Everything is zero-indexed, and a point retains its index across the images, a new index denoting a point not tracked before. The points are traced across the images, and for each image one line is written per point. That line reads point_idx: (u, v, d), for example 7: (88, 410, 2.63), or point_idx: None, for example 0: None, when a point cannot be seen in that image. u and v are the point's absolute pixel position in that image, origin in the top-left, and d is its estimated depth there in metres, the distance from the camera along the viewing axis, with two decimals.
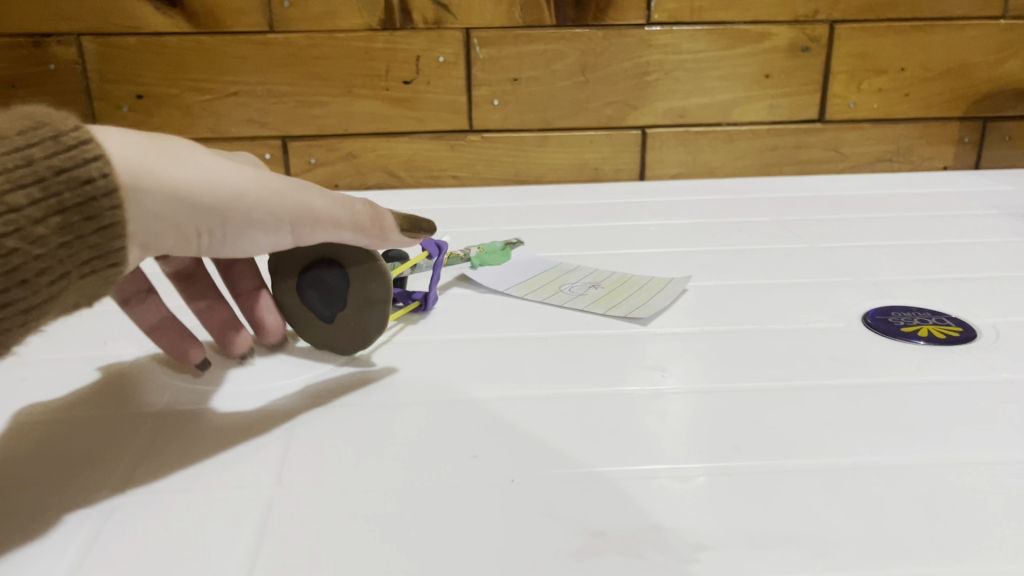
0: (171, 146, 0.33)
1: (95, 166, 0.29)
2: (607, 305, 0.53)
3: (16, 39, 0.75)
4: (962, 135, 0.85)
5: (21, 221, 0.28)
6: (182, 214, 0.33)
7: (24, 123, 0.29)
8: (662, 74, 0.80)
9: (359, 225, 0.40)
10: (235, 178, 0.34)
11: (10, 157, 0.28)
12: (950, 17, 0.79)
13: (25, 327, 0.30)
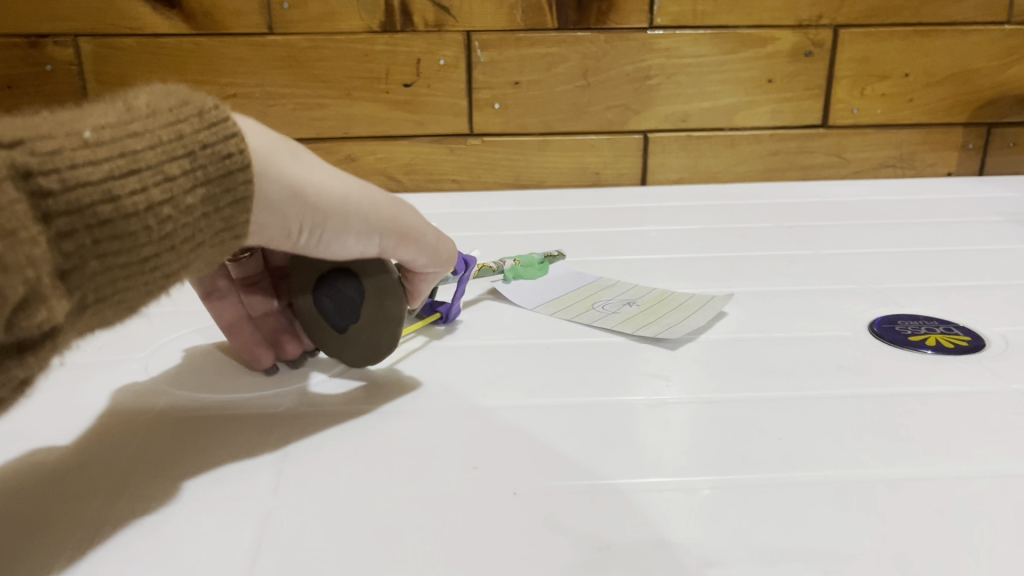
0: (289, 144, 0.33)
1: (234, 141, 0.29)
2: (636, 326, 0.51)
3: (12, 39, 0.74)
4: (966, 141, 0.84)
5: (178, 188, 0.27)
6: (296, 211, 0.32)
7: (172, 99, 0.29)
8: (664, 78, 0.80)
9: (432, 250, 0.41)
10: (345, 182, 0.34)
11: (168, 128, 0.28)
12: (954, 23, 0.79)
13: (155, 294, 0.29)
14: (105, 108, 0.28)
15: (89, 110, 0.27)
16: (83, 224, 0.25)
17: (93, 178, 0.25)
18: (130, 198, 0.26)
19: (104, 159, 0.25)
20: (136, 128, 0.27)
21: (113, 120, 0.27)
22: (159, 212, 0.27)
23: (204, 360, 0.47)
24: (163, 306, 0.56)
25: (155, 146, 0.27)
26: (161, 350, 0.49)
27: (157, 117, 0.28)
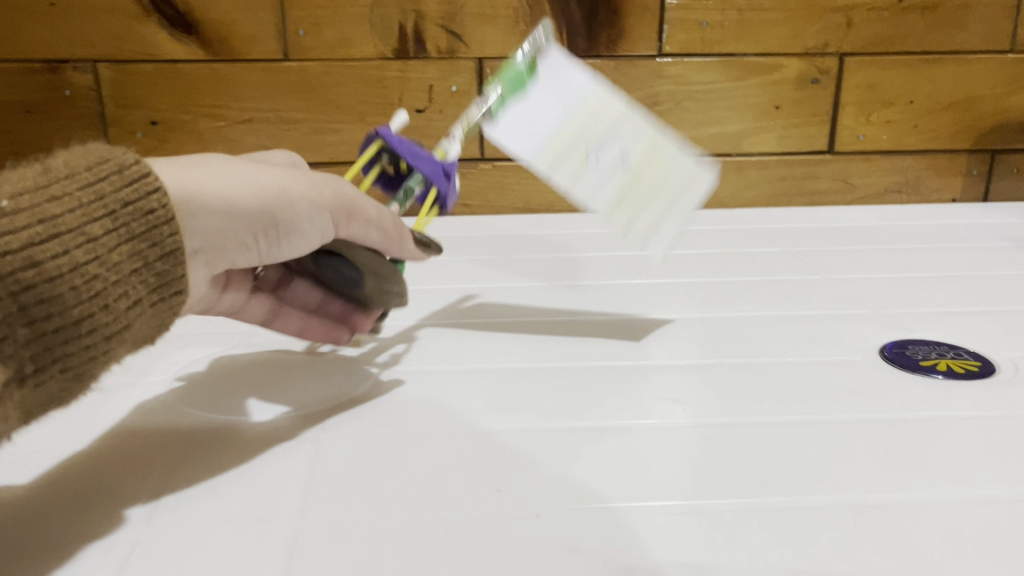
0: (220, 164, 0.39)
1: (156, 197, 0.34)
2: (636, 207, 0.49)
3: (32, 65, 0.75)
4: (970, 167, 0.85)
5: (100, 246, 0.32)
6: (232, 225, 0.38)
7: (93, 160, 0.34)
8: (673, 104, 0.81)
9: (383, 218, 0.44)
10: (275, 184, 0.39)
11: (87, 191, 0.33)
12: (958, 51, 0.80)
13: (103, 357, 0.34)
14: (31, 174, 0.32)
15: (13, 177, 0.32)
16: (9, 289, 0.29)
17: (15, 244, 0.29)
18: (51, 260, 0.31)
19: (25, 225, 0.30)
20: (57, 193, 0.32)
21: (35, 186, 0.32)
22: (83, 270, 0.32)
23: (224, 382, 0.48)
24: (182, 330, 0.56)
25: (77, 208, 0.32)
26: (181, 372, 0.49)
27: (77, 179, 0.33)
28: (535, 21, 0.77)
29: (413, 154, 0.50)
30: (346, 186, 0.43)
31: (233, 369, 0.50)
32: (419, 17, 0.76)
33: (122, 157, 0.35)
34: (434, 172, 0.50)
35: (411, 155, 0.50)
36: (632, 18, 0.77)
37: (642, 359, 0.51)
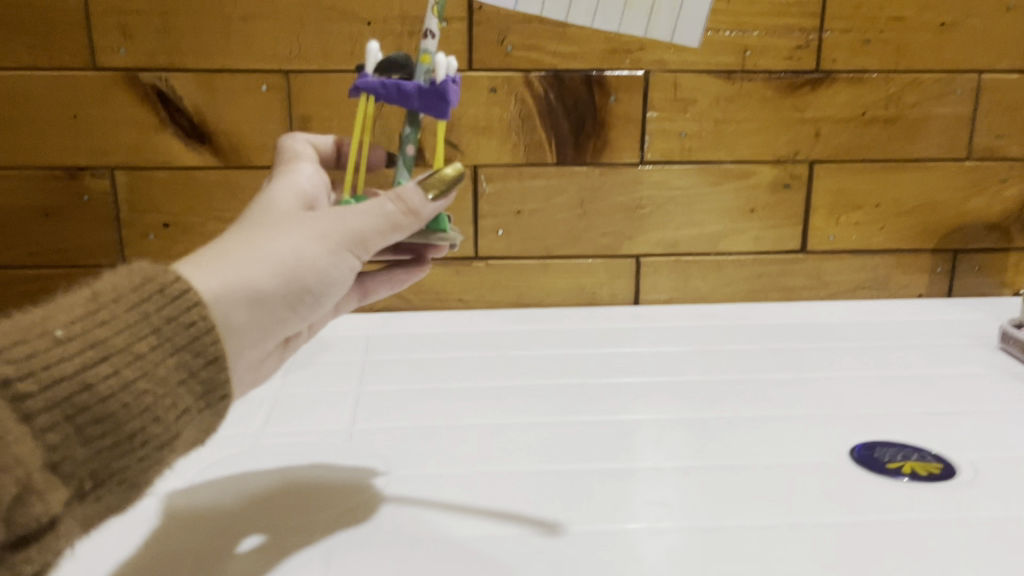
0: (239, 249, 0.43)
1: (195, 309, 0.40)
2: (644, 9, 0.53)
3: (53, 171, 0.80)
4: (935, 265, 0.90)
5: (147, 361, 0.38)
6: (263, 308, 0.43)
7: (137, 279, 0.39)
8: (655, 207, 0.86)
9: (399, 217, 0.47)
10: (291, 256, 0.44)
11: (133, 311, 0.38)
12: (918, 159, 0.86)
13: (158, 462, 0.38)
14: (82, 300, 0.38)
15: (66, 303, 0.38)
16: (65, 412, 0.35)
17: (68, 372, 0.35)
18: (103, 381, 0.36)
19: (77, 352, 0.36)
20: (106, 317, 0.37)
21: (86, 312, 0.37)
22: (133, 386, 0.37)
23: (241, 491, 0.52)
24: None
25: (124, 329, 0.37)
26: (200, 480, 0.53)
27: (124, 301, 0.38)
28: (526, 132, 0.83)
29: (396, 96, 0.49)
30: (355, 212, 0.46)
31: (248, 476, 0.53)
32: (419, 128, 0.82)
33: (162, 275, 0.40)
34: (423, 101, 0.49)
35: (394, 100, 0.49)
36: (617, 129, 0.83)
37: (632, 461, 0.54)
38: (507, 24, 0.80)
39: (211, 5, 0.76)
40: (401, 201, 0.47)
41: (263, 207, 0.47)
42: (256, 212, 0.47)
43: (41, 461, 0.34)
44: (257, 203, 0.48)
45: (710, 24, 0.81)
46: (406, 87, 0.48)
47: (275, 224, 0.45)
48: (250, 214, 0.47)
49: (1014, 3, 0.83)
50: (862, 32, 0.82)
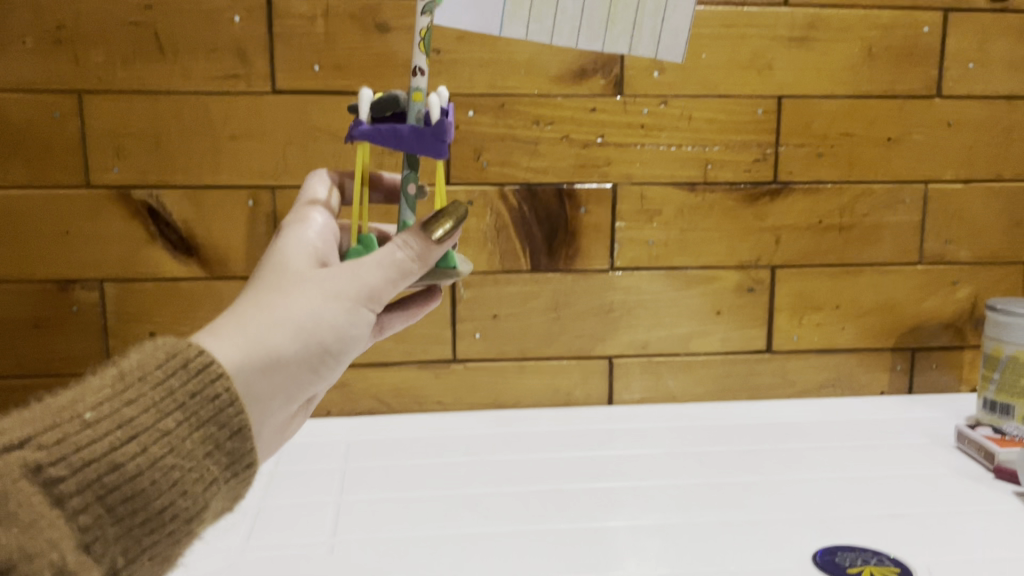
0: (256, 318, 0.47)
1: (218, 381, 0.44)
2: (626, 27, 0.54)
3: (44, 284, 0.82)
4: (894, 362, 0.94)
5: (173, 437, 0.41)
6: (285, 373, 0.47)
7: (162, 356, 0.43)
8: (625, 311, 0.90)
9: (405, 265, 0.50)
10: (307, 320, 0.48)
11: (159, 389, 0.42)
12: (873, 264, 0.91)
13: (187, 534, 0.42)
14: (111, 380, 0.42)
15: (95, 385, 0.41)
16: (96, 493, 0.38)
17: (97, 453, 0.39)
18: (131, 459, 0.40)
19: (105, 434, 0.39)
20: (132, 397, 0.41)
21: (115, 392, 0.41)
22: (160, 462, 0.41)
23: None
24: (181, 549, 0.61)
25: (149, 408, 0.41)
26: None
27: (149, 379, 0.42)
28: (501, 241, 0.87)
29: (398, 138, 0.51)
30: (364, 265, 0.49)
31: None
32: None
33: (185, 349, 0.44)
34: (424, 141, 0.51)
35: (396, 142, 0.51)
36: (587, 238, 0.88)
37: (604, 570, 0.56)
38: (482, 141, 0.85)
39: (202, 126, 0.81)
40: (406, 248, 0.50)
41: (275, 265, 0.50)
42: (270, 272, 0.50)
43: (75, 541, 0.37)
44: (269, 259, 0.51)
45: (673, 141, 0.86)
46: (405, 128, 0.51)
47: (288, 287, 0.48)
48: (263, 274, 0.50)
49: (954, 119, 0.89)
50: (815, 146, 0.88)
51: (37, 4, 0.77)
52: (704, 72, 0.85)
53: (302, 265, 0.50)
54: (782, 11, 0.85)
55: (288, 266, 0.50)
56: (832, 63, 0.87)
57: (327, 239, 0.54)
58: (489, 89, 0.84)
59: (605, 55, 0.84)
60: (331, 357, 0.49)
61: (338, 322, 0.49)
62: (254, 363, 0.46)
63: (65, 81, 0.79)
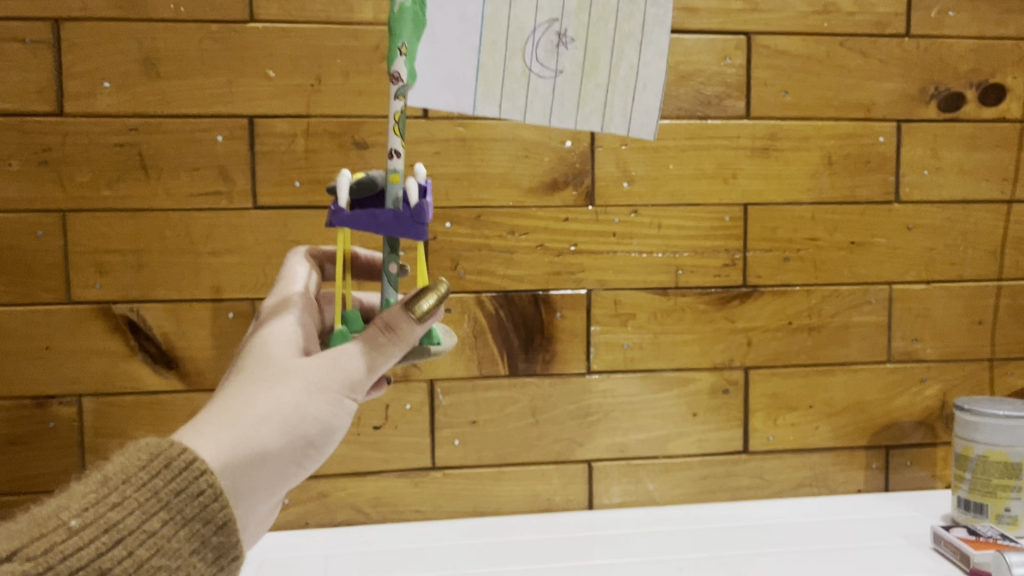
0: (238, 415, 0.48)
1: (203, 477, 0.45)
2: (598, 110, 0.55)
3: (22, 401, 0.82)
4: (869, 460, 0.95)
5: (159, 536, 0.43)
6: (269, 466, 0.48)
7: (145, 457, 0.44)
8: (603, 414, 0.91)
9: (389, 350, 0.51)
10: (289, 414, 0.49)
11: (143, 490, 0.43)
12: (843, 363, 0.93)
13: None
14: (94, 485, 0.43)
15: (81, 490, 0.43)
16: None
17: (83, 560, 0.40)
18: (117, 563, 0.41)
19: (91, 539, 0.41)
20: (116, 500, 0.43)
21: (99, 497, 0.43)
22: (146, 563, 0.42)
23: None
24: None
25: (134, 509, 0.43)
26: None
27: (133, 480, 0.43)
28: (479, 348, 0.88)
29: (376, 223, 0.51)
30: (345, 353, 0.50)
31: None
32: None
33: (168, 448, 0.45)
34: (403, 223, 0.51)
35: (375, 227, 0.51)
36: (564, 343, 0.89)
37: None
38: (459, 251, 0.87)
39: (184, 241, 0.83)
40: (391, 334, 0.51)
41: (258, 355, 0.51)
42: (254, 361, 0.51)
43: None
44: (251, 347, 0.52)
45: (644, 247, 0.89)
46: (384, 213, 0.51)
47: (271, 380, 0.49)
48: (246, 364, 0.51)
49: (913, 223, 0.93)
50: (782, 250, 0.91)
51: (26, 128, 0.80)
52: (671, 182, 0.89)
53: (285, 353, 0.51)
54: (744, 124, 0.89)
55: (270, 355, 0.51)
56: (794, 172, 0.90)
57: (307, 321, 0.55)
58: (465, 201, 0.87)
59: (577, 168, 0.88)
60: (316, 448, 0.50)
61: (320, 414, 0.49)
62: (237, 462, 0.47)
63: (50, 201, 0.81)
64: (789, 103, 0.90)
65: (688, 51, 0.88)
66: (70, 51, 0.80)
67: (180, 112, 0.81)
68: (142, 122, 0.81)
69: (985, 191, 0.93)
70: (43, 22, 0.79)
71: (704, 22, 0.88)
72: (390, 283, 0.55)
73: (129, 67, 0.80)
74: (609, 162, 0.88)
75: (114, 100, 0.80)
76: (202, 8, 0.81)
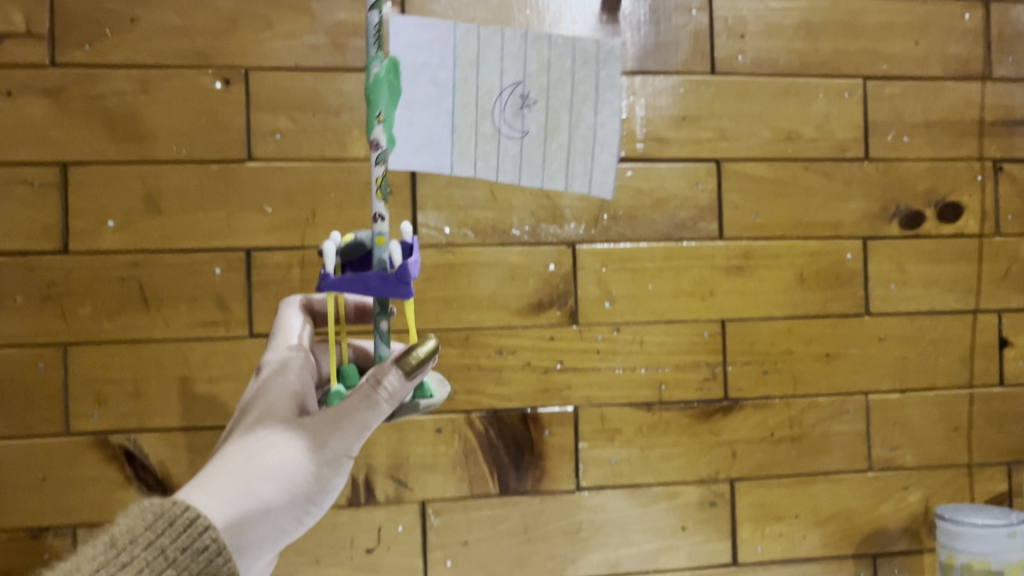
0: (244, 472, 0.54)
1: (204, 534, 0.49)
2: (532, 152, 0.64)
3: (16, 533, 0.82)
4: (858, 569, 0.96)
5: None
6: (270, 520, 0.55)
7: (149, 517, 0.49)
8: (593, 530, 0.92)
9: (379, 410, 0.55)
10: (289, 470, 0.55)
11: (150, 548, 0.48)
12: (826, 472, 0.95)
13: None
14: (102, 546, 0.47)
15: (90, 552, 0.47)
16: None
17: None
18: None
19: None
20: (126, 559, 0.47)
21: (109, 558, 0.47)
22: None
23: None
24: None
25: (143, 567, 0.47)
26: None
27: (140, 540, 0.48)
28: (470, 467, 0.90)
29: (365, 287, 0.54)
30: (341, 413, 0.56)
31: None
32: (369, 469, 0.89)
33: (172, 509, 0.50)
34: (390, 285, 0.54)
35: (362, 289, 0.54)
36: (553, 460, 0.91)
37: None
38: (449, 371, 0.89)
39: (181, 370, 0.85)
40: (380, 392, 0.55)
41: (262, 414, 0.58)
42: (256, 422, 0.57)
43: None
44: (255, 405, 0.59)
45: (628, 363, 0.92)
46: (370, 275, 0.54)
47: (272, 440, 0.56)
48: (250, 422, 0.58)
49: (884, 334, 0.96)
50: (760, 363, 0.94)
51: (31, 265, 0.83)
52: (651, 300, 0.93)
53: (284, 417, 0.58)
54: (718, 244, 0.94)
55: (272, 415, 0.58)
56: (768, 288, 0.94)
57: (306, 380, 0.62)
58: (454, 323, 0.90)
59: (560, 289, 0.91)
60: (314, 503, 0.57)
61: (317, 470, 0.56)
62: (243, 515, 0.53)
63: (53, 335, 0.83)
64: (759, 224, 0.95)
65: (662, 178, 0.93)
66: (76, 192, 0.84)
67: (180, 246, 0.85)
68: (143, 257, 0.85)
69: (951, 302, 0.98)
70: (51, 166, 0.84)
71: (677, 151, 0.93)
72: (381, 339, 0.59)
73: (132, 205, 0.84)
74: (591, 283, 0.92)
75: (117, 238, 0.84)
76: (203, 148, 0.86)
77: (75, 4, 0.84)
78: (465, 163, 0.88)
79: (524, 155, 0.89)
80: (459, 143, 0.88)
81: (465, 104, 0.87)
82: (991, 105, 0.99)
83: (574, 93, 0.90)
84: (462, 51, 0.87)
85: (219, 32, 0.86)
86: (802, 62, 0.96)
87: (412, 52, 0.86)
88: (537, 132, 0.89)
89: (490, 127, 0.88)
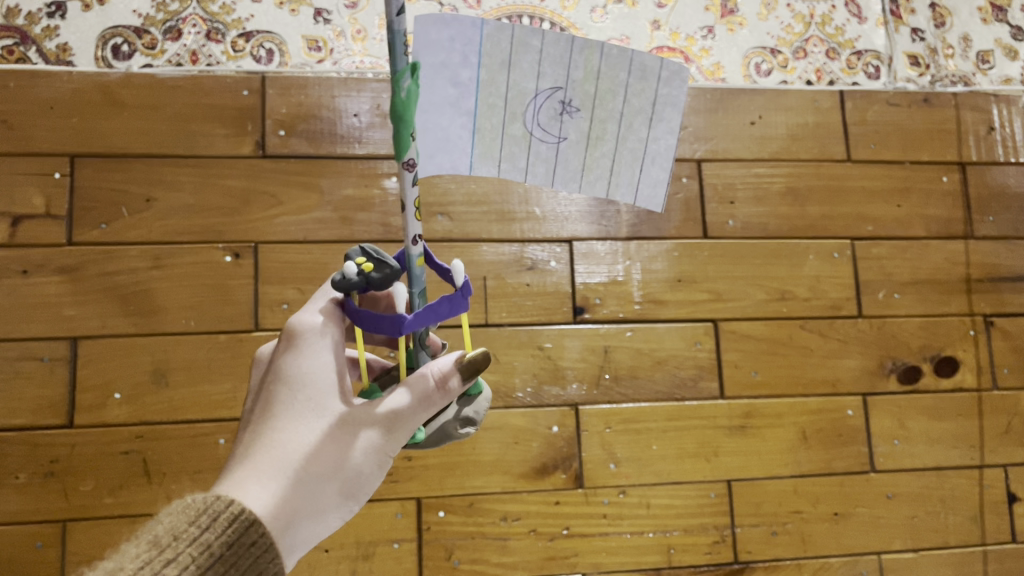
0: (290, 465, 0.46)
1: (251, 528, 0.43)
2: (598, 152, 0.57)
3: None
4: None
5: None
6: (317, 521, 0.47)
7: (193, 513, 0.42)
8: None
9: (430, 393, 0.50)
10: (346, 471, 0.48)
11: (195, 545, 0.41)
12: None
13: None
14: (146, 545, 0.41)
15: (131, 552, 0.40)
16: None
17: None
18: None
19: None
20: (171, 557, 0.40)
21: (153, 556, 0.40)
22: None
23: None
24: None
25: (190, 564, 0.41)
26: None
27: (185, 536, 0.41)
28: None
29: (434, 313, 0.48)
30: (406, 406, 0.49)
31: None
32: None
33: (215, 504, 0.43)
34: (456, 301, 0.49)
35: (433, 319, 0.48)
36: None
37: None
38: (453, 540, 0.88)
39: None
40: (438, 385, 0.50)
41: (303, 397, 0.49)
42: (298, 404, 0.48)
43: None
44: (297, 385, 0.49)
45: (635, 528, 0.91)
46: (439, 301, 0.48)
47: (323, 430, 0.48)
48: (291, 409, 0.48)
49: (891, 492, 0.96)
50: (769, 524, 0.93)
51: (34, 441, 0.83)
52: (656, 461, 0.92)
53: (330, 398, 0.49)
54: (720, 403, 0.94)
55: (321, 399, 0.49)
56: (772, 446, 0.94)
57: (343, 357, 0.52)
58: (459, 489, 0.89)
59: (564, 451, 0.91)
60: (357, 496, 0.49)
61: (377, 464, 0.49)
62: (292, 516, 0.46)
63: (52, 512, 0.82)
64: (759, 381, 0.96)
65: (661, 338, 0.95)
66: (84, 366, 0.85)
67: (185, 418, 0.85)
68: (148, 429, 0.85)
69: (956, 457, 0.98)
70: (62, 341, 0.85)
71: (675, 312, 0.96)
72: (423, 346, 0.53)
73: (139, 378, 0.85)
74: (595, 445, 0.91)
75: (122, 410, 0.85)
76: (211, 320, 0.88)
77: (94, 185, 0.88)
78: (486, 163, 0.55)
79: (561, 161, 0.57)
80: (479, 144, 0.55)
81: (495, 100, 0.54)
82: (977, 263, 1.03)
83: (627, 107, 0.57)
84: (493, 46, 0.53)
85: (231, 209, 0.90)
86: (790, 224, 1.00)
87: (429, 47, 0.52)
88: (578, 140, 0.57)
89: (518, 128, 0.55)
